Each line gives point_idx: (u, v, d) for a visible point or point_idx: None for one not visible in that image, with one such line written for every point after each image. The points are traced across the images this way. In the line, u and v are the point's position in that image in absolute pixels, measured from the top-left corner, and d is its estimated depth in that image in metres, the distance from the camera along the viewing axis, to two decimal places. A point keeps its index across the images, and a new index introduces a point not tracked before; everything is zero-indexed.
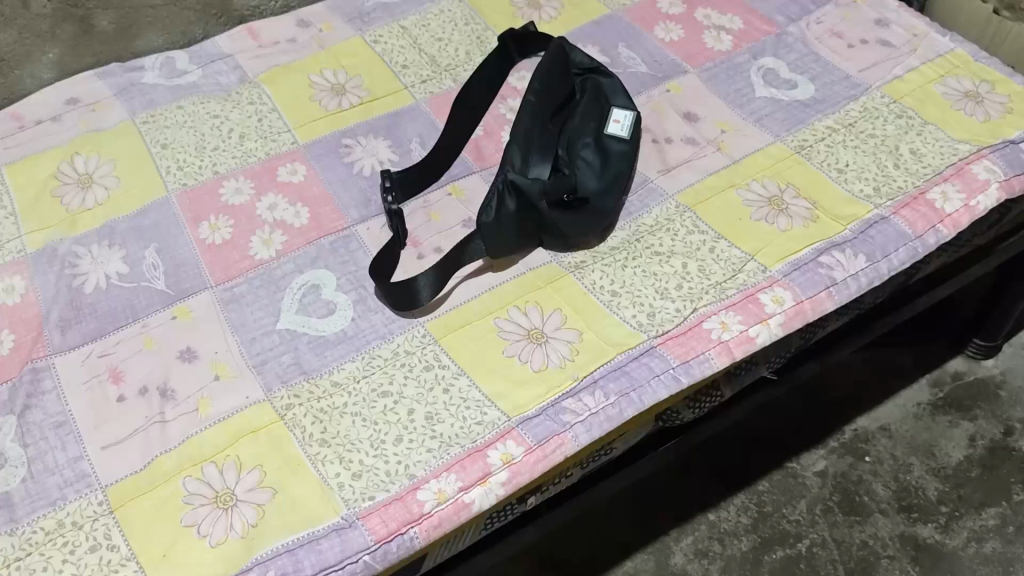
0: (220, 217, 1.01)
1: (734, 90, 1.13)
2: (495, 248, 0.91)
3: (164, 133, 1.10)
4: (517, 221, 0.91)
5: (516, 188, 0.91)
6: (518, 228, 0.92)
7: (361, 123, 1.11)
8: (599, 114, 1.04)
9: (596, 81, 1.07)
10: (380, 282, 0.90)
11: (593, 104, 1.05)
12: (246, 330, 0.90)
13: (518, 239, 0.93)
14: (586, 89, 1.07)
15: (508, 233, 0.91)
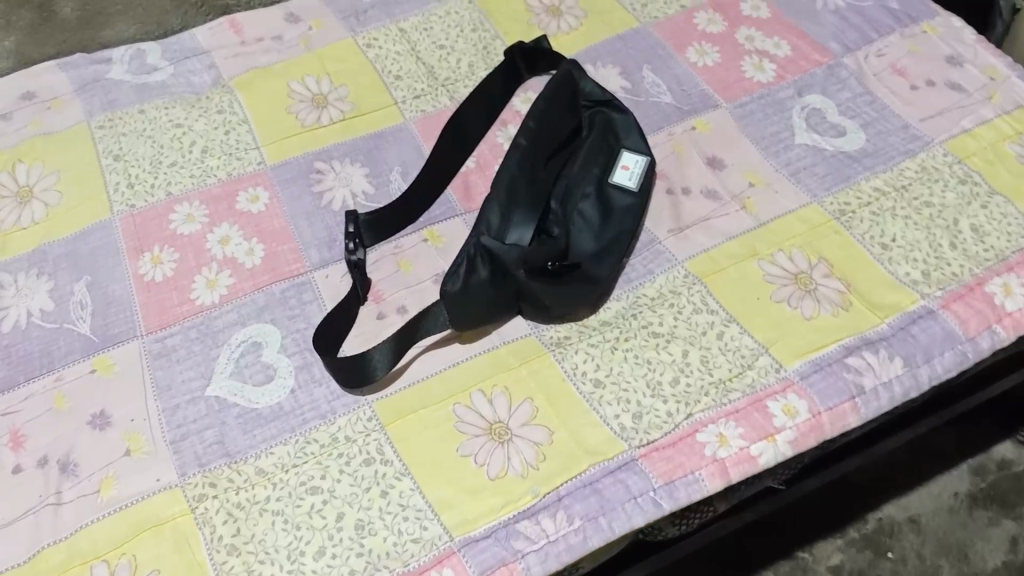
0: (165, 249, 0.89)
1: (770, 132, 0.97)
2: (462, 321, 0.78)
3: (119, 142, 0.98)
4: (489, 292, 0.78)
5: (490, 255, 0.77)
6: (491, 300, 0.78)
7: (338, 144, 0.98)
8: (605, 156, 0.89)
9: (607, 115, 0.92)
10: (324, 351, 0.78)
11: (600, 144, 0.90)
12: (171, 393, 0.79)
13: (491, 311, 0.79)
14: (594, 124, 0.92)
15: (477, 305, 0.78)
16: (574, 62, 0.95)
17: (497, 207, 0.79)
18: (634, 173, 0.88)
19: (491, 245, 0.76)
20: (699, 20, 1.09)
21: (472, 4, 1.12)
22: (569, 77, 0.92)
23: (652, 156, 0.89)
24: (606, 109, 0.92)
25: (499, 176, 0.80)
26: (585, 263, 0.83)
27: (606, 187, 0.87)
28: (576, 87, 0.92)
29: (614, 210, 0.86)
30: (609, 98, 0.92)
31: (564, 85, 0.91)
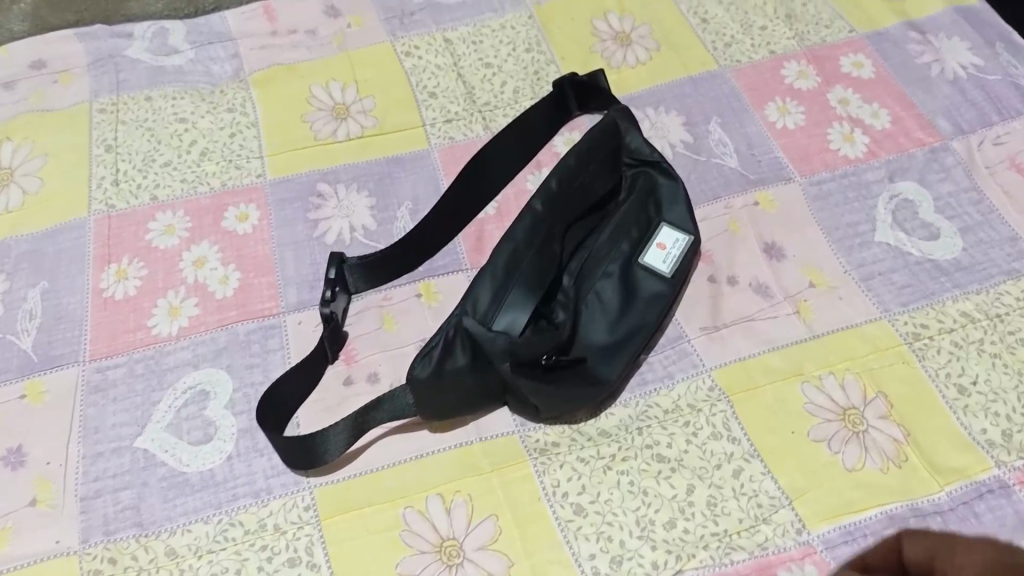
0: (134, 262, 0.80)
1: (847, 221, 0.81)
2: (428, 410, 0.66)
3: (115, 131, 0.89)
4: (466, 381, 0.65)
5: (472, 340, 0.64)
6: (467, 390, 0.66)
7: (349, 165, 0.87)
8: (641, 228, 0.76)
9: (652, 177, 0.78)
10: (264, 422, 0.67)
11: (638, 212, 0.76)
12: (97, 438, 0.69)
13: (466, 401, 0.67)
14: (637, 187, 0.78)
15: (450, 395, 0.65)
16: (624, 108, 0.81)
17: (493, 282, 0.66)
18: (671, 254, 0.74)
19: (475, 329, 0.64)
20: (789, 72, 0.94)
21: (532, 19, 0.99)
22: (615, 127, 0.78)
23: (696, 237, 0.75)
24: (652, 169, 0.78)
25: (501, 244, 0.67)
26: (591, 358, 0.70)
27: (634, 268, 0.74)
28: (622, 138, 0.79)
29: (639, 296, 0.73)
30: (658, 158, 0.78)
31: (606, 135, 0.77)
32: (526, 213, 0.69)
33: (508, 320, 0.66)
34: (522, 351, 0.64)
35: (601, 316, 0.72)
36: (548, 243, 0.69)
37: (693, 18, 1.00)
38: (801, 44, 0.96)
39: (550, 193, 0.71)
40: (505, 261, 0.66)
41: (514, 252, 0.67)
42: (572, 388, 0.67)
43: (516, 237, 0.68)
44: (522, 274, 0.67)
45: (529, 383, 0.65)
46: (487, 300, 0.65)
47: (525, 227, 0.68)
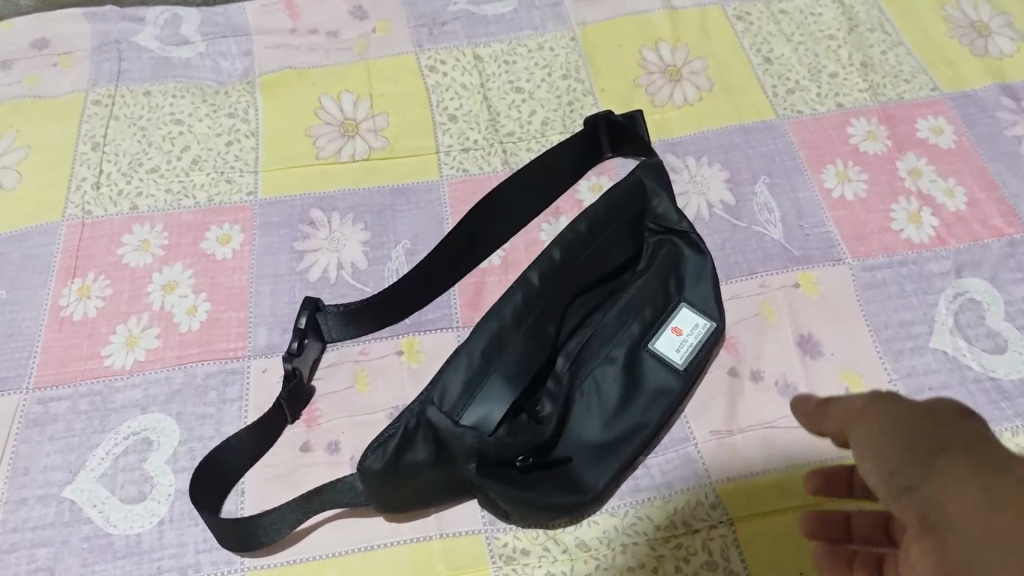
0: (100, 280, 0.73)
1: (899, 319, 0.70)
2: (383, 504, 0.58)
3: (106, 127, 0.83)
4: (427, 477, 0.57)
5: (435, 434, 0.56)
6: (430, 486, 0.57)
7: (348, 192, 0.79)
8: (657, 308, 0.66)
9: (677, 249, 0.68)
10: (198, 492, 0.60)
11: (656, 288, 0.67)
12: (24, 481, 0.63)
13: (427, 497, 0.58)
14: (659, 258, 0.68)
15: (408, 491, 0.57)
16: (655, 162, 0.71)
17: (468, 367, 0.57)
18: (688, 343, 0.64)
19: (438, 422, 0.56)
20: (855, 131, 0.82)
21: (574, 42, 0.90)
22: (641, 186, 0.68)
23: (720, 325, 0.65)
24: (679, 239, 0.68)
25: (483, 322, 0.58)
26: (579, 458, 0.61)
27: (642, 357, 0.65)
28: (648, 200, 0.69)
29: (645, 389, 0.64)
30: (687, 227, 0.68)
31: (628, 195, 0.67)
32: (518, 286, 0.60)
33: (481, 411, 0.57)
34: (491, 451, 0.56)
35: (598, 409, 0.63)
36: (542, 323, 0.60)
37: (755, 56, 0.89)
38: (875, 98, 0.85)
39: (550, 265, 0.62)
40: (485, 343, 0.58)
41: (496, 332, 0.58)
42: (552, 495, 0.58)
43: (502, 315, 0.59)
44: (504, 360, 0.58)
45: (499, 486, 0.57)
46: (459, 387, 0.57)
47: (513, 304, 0.59)
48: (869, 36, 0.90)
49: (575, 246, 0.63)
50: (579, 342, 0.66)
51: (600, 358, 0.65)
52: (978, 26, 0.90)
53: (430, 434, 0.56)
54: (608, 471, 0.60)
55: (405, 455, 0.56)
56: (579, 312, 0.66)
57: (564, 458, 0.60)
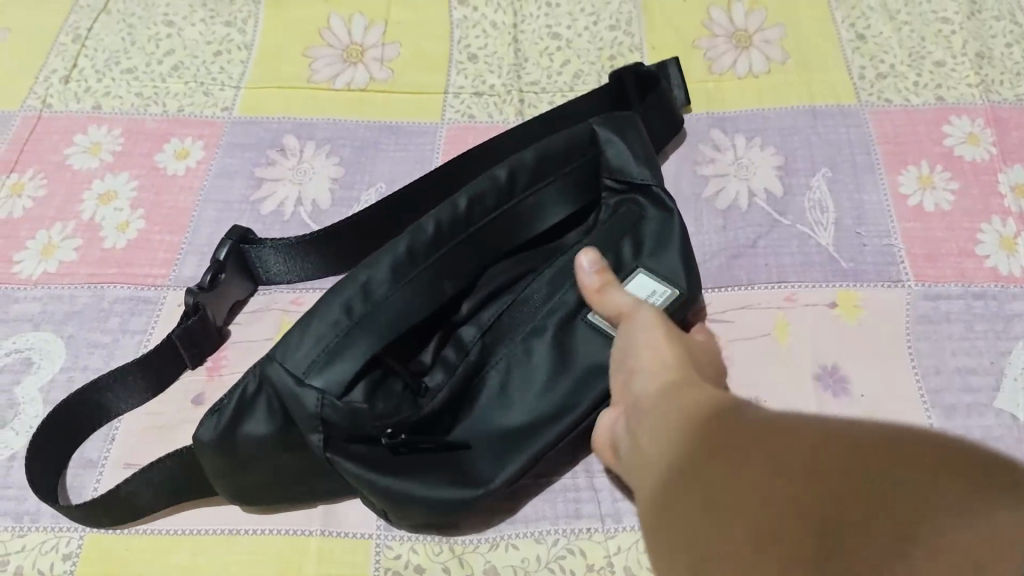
0: (36, 179, 0.65)
1: (960, 367, 0.55)
2: (231, 483, 0.48)
3: (93, 19, 0.75)
4: (275, 455, 0.46)
5: (275, 401, 0.45)
6: (280, 465, 0.47)
7: (331, 122, 0.69)
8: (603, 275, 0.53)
9: (638, 209, 0.56)
10: (42, 443, 0.51)
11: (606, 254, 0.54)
12: None
13: (287, 481, 0.48)
14: (615, 219, 0.56)
15: (257, 470, 0.47)
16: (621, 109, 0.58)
17: (321, 322, 0.46)
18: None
19: (278, 382, 0.44)
20: (953, 131, 0.66)
21: None
22: (595, 135, 0.56)
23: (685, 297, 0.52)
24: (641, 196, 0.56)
25: (349, 274, 0.47)
26: (479, 449, 0.49)
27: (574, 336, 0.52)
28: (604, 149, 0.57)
29: (573, 373, 0.51)
30: (650, 180, 0.55)
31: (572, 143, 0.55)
32: (403, 237, 0.49)
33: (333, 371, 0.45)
34: (339, 418, 0.44)
35: (512, 395, 0.50)
36: (435, 274, 0.49)
37: (846, 30, 0.74)
38: (985, 96, 0.68)
39: (453, 215, 0.51)
40: (347, 294, 0.46)
41: (364, 283, 0.47)
42: (430, 485, 0.46)
43: (377, 266, 0.48)
44: (371, 311, 0.46)
45: (360, 465, 0.46)
46: (308, 345, 0.45)
47: (393, 254, 0.48)
48: (993, 24, 0.74)
49: (490, 196, 0.52)
50: (499, 312, 0.53)
51: (523, 334, 0.52)
52: None
53: (273, 406, 0.45)
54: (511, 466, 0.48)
55: (241, 426, 0.45)
56: (499, 278, 0.54)
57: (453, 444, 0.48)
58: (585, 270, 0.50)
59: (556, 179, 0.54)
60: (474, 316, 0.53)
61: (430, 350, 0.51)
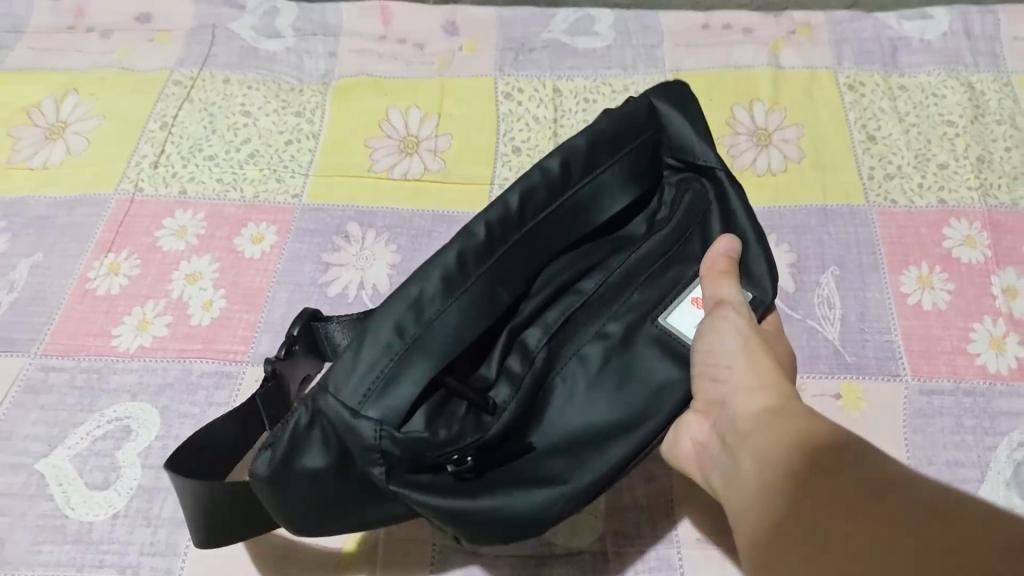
0: (130, 259, 0.74)
1: (948, 458, 0.62)
2: (292, 522, 0.48)
3: (178, 109, 0.84)
4: (330, 485, 0.46)
5: (331, 431, 0.45)
6: (344, 498, 0.47)
7: (390, 211, 0.77)
8: (670, 277, 0.56)
9: (703, 192, 0.58)
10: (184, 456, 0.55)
11: (673, 242, 0.57)
12: (5, 446, 0.64)
13: (338, 509, 0.48)
14: (677, 208, 0.58)
15: (309, 498, 0.47)
16: (673, 86, 0.60)
17: (376, 340, 0.46)
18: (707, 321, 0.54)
19: (332, 413, 0.45)
20: (952, 234, 0.73)
21: None
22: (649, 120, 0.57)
23: (764, 305, 0.55)
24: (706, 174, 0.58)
25: (397, 292, 0.47)
26: (545, 459, 0.49)
27: (638, 337, 0.53)
28: (661, 129, 0.58)
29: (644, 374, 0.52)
30: (714, 163, 0.58)
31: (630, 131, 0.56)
32: (454, 243, 0.49)
33: (393, 391, 0.46)
34: (400, 453, 0.45)
35: (579, 401, 0.51)
36: (499, 281, 0.49)
37: (858, 132, 0.81)
38: (984, 199, 0.75)
39: (506, 215, 0.50)
40: (395, 317, 0.46)
41: (417, 298, 0.47)
42: (506, 502, 0.46)
43: (429, 277, 0.47)
44: (427, 327, 0.47)
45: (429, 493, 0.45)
46: (361, 369, 0.46)
47: (441, 262, 0.48)
48: (994, 128, 0.80)
49: (542, 191, 0.51)
50: (566, 312, 0.54)
51: (592, 330, 0.54)
52: None
53: (330, 432, 0.45)
54: (589, 471, 0.49)
55: (295, 462, 0.46)
56: (564, 275, 0.54)
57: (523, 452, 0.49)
58: (719, 252, 0.54)
59: (620, 168, 0.55)
60: (538, 315, 0.54)
61: (499, 350, 0.51)
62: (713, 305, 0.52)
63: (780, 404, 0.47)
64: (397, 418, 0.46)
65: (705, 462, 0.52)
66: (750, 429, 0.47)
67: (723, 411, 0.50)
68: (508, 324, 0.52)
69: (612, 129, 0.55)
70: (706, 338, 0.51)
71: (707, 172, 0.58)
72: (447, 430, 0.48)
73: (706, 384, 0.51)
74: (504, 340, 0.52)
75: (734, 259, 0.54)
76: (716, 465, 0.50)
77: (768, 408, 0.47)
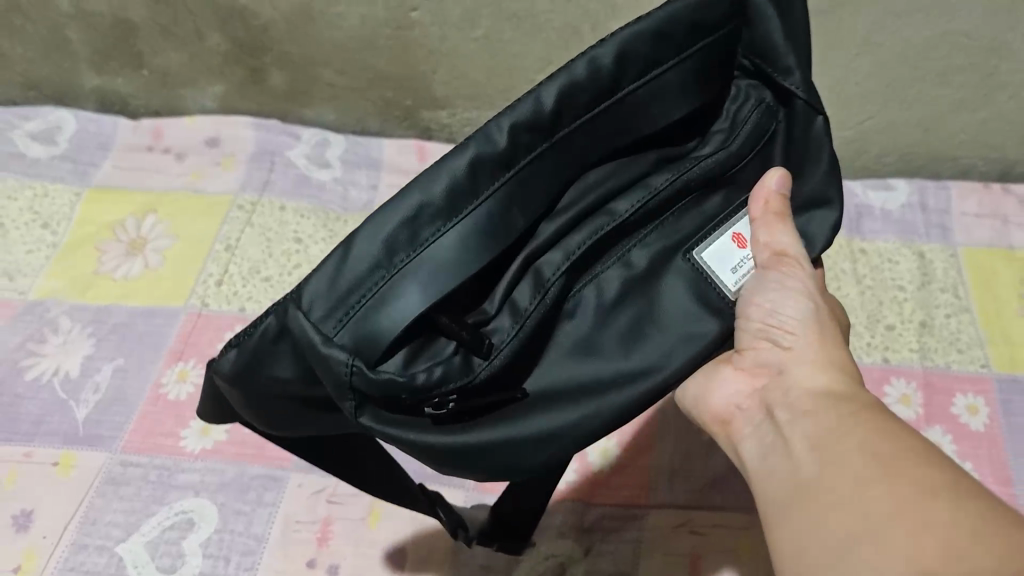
0: (197, 368, 0.88)
1: None
2: (271, 413, 0.54)
3: (240, 232, 0.98)
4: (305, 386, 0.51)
5: (297, 346, 0.49)
6: (320, 397, 0.52)
7: None
8: (713, 202, 0.59)
9: (771, 110, 0.61)
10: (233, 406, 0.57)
11: (718, 163, 0.59)
12: (90, 529, 0.77)
13: (315, 410, 0.53)
14: (726, 138, 0.60)
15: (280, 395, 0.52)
16: None
17: (363, 260, 0.48)
18: (742, 264, 0.58)
19: (301, 329, 0.48)
20: (891, 392, 0.86)
21: None
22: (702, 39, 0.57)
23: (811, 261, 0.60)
24: (786, 97, 0.60)
25: (399, 197, 0.49)
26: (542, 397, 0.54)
27: (659, 276, 0.57)
28: (746, 25, 0.60)
29: (654, 320, 0.56)
30: (794, 87, 0.59)
31: (672, 45, 0.56)
32: (472, 147, 0.51)
33: (380, 318, 0.48)
34: (375, 393, 0.48)
35: (594, 344, 0.56)
36: (507, 205, 0.51)
37: None
38: (921, 361, 0.89)
39: (532, 122, 0.52)
40: (395, 224, 0.49)
41: (414, 218, 0.49)
42: (492, 432, 0.51)
43: (433, 187, 0.49)
44: (420, 249, 0.49)
45: (407, 430, 0.49)
46: (347, 283, 0.48)
47: (450, 169, 0.50)
48: (938, 295, 0.94)
49: (582, 96, 0.53)
50: (590, 234, 0.56)
51: (613, 258, 0.58)
52: None
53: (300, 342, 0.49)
54: (576, 412, 0.53)
55: (270, 355, 0.50)
56: (587, 198, 0.56)
57: (515, 400, 0.53)
58: (772, 189, 0.57)
59: (655, 86, 0.56)
60: (561, 237, 0.56)
61: (513, 271, 0.54)
62: (769, 255, 0.56)
63: (852, 406, 0.48)
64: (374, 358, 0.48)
65: (729, 425, 0.58)
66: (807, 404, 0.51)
67: (778, 380, 0.55)
68: (529, 243, 0.55)
69: (668, 28, 0.56)
70: (761, 300, 0.56)
71: (782, 88, 0.60)
72: (430, 371, 0.50)
73: (767, 338, 0.56)
74: (520, 260, 0.54)
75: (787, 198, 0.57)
76: (750, 428, 0.55)
77: (830, 390, 0.51)
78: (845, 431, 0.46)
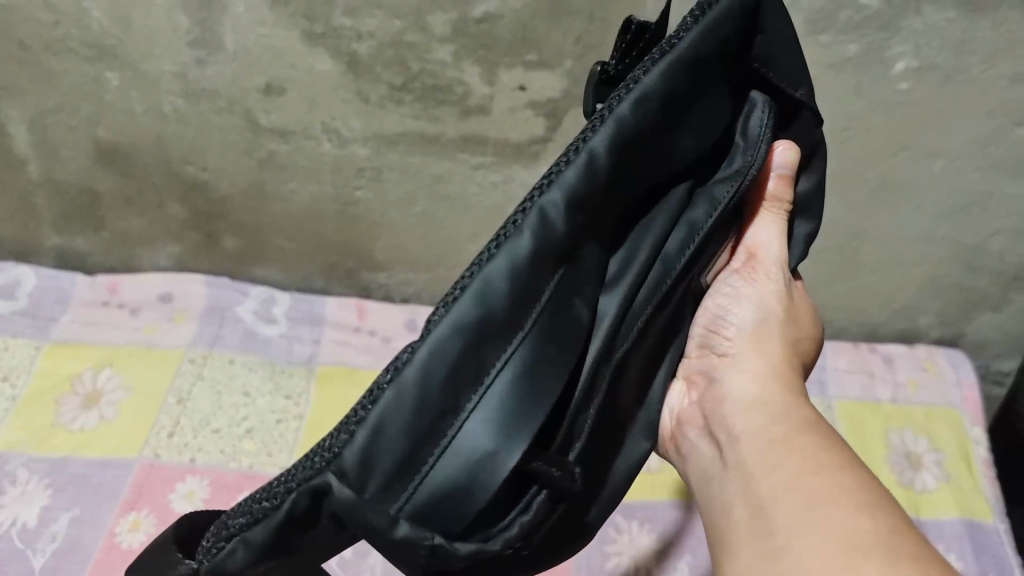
0: (148, 516, 0.94)
1: None
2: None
3: (192, 387, 1.07)
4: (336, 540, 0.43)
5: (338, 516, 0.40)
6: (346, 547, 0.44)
7: None
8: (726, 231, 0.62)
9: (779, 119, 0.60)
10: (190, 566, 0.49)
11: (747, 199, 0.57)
12: None
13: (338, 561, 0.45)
14: (747, 159, 0.56)
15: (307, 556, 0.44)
16: None
17: (425, 407, 0.40)
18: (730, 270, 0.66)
19: (347, 503, 0.40)
20: None
21: None
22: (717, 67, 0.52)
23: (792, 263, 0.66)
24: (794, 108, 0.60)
25: (450, 319, 0.41)
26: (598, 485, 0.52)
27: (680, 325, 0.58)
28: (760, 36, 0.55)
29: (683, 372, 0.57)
30: (803, 98, 0.59)
31: (702, 83, 0.51)
32: (529, 230, 0.44)
33: (464, 470, 0.40)
34: (460, 563, 0.41)
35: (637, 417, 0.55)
36: (568, 300, 0.45)
37: None
38: None
39: (586, 193, 0.46)
40: (456, 353, 0.41)
41: (476, 343, 0.41)
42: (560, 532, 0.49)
43: (493, 303, 0.42)
44: (486, 380, 0.41)
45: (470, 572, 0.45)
46: (401, 435, 0.39)
47: (509, 262, 0.43)
48: None
49: (627, 154, 0.47)
50: (649, 297, 0.52)
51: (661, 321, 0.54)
52: (912, 457, 1.06)
53: (345, 512, 0.40)
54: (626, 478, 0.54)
55: (304, 529, 0.42)
56: (640, 260, 0.52)
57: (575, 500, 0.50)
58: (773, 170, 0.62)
59: (690, 128, 0.52)
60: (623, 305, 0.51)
61: (589, 361, 0.48)
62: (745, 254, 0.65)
63: (788, 426, 0.52)
64: (460, 525, 0.41)
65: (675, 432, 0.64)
66: (750, 411, 0.56)
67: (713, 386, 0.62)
68: (600, 328, 0.49)
69: (696, 59, 0.50)
70: (713, 307, 0.66)
71: (790, 99, 0.60)
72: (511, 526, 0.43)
73: (707, 346, 0.65)
74: (595, 353, 0.48)
75: (789, 180, 0.62)
76: (692, 439, 0.61)
77: (761, 400, 0.57)
78: (785, 441, 0.51)
